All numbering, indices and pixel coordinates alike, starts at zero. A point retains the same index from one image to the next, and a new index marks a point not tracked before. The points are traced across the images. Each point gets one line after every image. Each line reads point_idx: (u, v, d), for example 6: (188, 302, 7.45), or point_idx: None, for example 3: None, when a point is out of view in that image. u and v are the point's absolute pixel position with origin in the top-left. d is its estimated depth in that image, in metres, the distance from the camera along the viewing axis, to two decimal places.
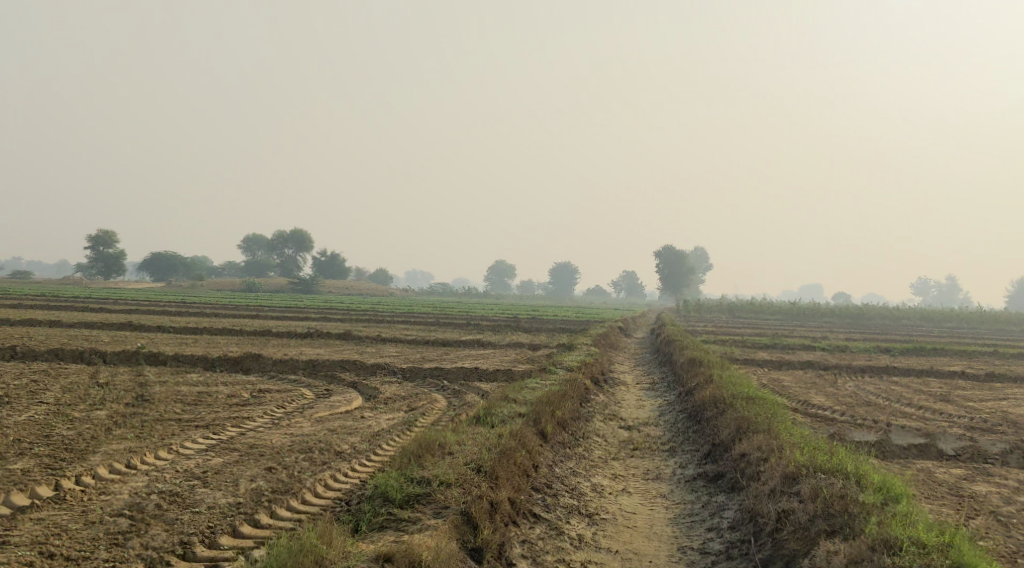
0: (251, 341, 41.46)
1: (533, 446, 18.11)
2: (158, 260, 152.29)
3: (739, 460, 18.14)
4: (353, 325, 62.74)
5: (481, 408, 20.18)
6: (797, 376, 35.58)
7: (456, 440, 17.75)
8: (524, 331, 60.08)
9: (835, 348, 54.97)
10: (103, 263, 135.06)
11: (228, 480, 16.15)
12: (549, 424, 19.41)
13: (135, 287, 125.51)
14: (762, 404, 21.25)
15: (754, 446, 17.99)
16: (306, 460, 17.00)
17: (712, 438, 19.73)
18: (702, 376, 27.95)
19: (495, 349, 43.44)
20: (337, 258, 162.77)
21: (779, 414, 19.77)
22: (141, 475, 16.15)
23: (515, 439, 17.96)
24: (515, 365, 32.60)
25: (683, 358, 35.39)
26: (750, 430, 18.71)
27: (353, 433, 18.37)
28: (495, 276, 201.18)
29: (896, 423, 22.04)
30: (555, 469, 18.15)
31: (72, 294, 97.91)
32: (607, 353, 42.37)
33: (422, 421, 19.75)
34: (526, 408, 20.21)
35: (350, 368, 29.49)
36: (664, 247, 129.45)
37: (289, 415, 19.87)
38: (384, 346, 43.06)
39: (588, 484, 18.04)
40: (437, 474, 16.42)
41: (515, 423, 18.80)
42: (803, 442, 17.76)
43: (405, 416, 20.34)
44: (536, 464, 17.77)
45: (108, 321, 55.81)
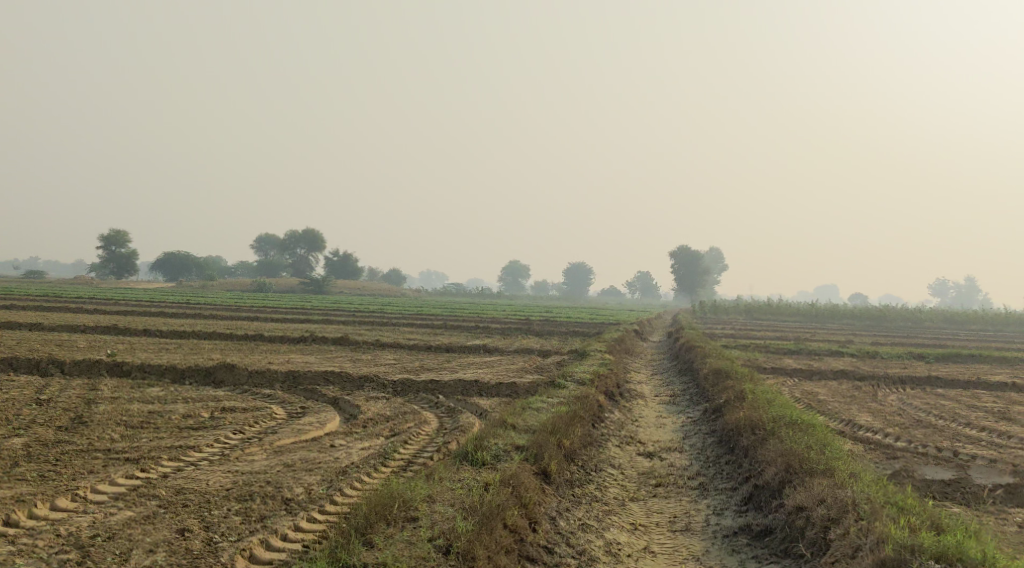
0: (240, 347, 38.26)
1: (530, 498, 14.97)
2: (172, 260, 150.04)
3: (796, 517, 14.99)
4: (357, 328, 59.55)
5: (472, 437, 17.00)
6: (834, 389, 32.22)
7: (427, 496, 14.60)
8: (536, 335, 56.90)
9: (866, 355, 51.47)
10: (114, 262, 132.43)
11: (121, 549, 13.06)
12: (552, 461, 16.25)
13: (141, 287, 122.67)
14: (811, 431, 18.08)
15: (818, 500, 14.84)
16: (237, 515, 13.92)
17: (753, 477, 16.58)
18: (731, 390, 24.71)
19: (502, 356, 40.18)
20: (349, 258, 159.97)
21: (834, 448, 16.62)
22: (8, 541, 13.10)
23: (506, 491, 14.77)
24: (519, 378, 29.37)
25: (707, 368, 32.07)
26: (805, 477, 15.55)
27: (312, 470, 15.26)
28: (509, 277, 198.30)
29: (965, 454, 19.09)
30: (559, 523, 15.01)
31: (74, 294, 95.03)
32: (622, 360, 39.11)
33: (402, 452, 16.60)
34: (526, 439, 17.03)
35: (335, 381, 26.26)
36: (680, 246, 125.96)
37: (246, 441, 16.80)
38: (382, 353, 39.89)
39: (601, 544, 14.83)
40: (386, 561, 13.10)
41: (510, 465, 15.66)
42: (890, 500, 14.55)
43: (384, 445, 17.17)
44: (534, 522, 14.69)
45: (97, 322, 52.65)
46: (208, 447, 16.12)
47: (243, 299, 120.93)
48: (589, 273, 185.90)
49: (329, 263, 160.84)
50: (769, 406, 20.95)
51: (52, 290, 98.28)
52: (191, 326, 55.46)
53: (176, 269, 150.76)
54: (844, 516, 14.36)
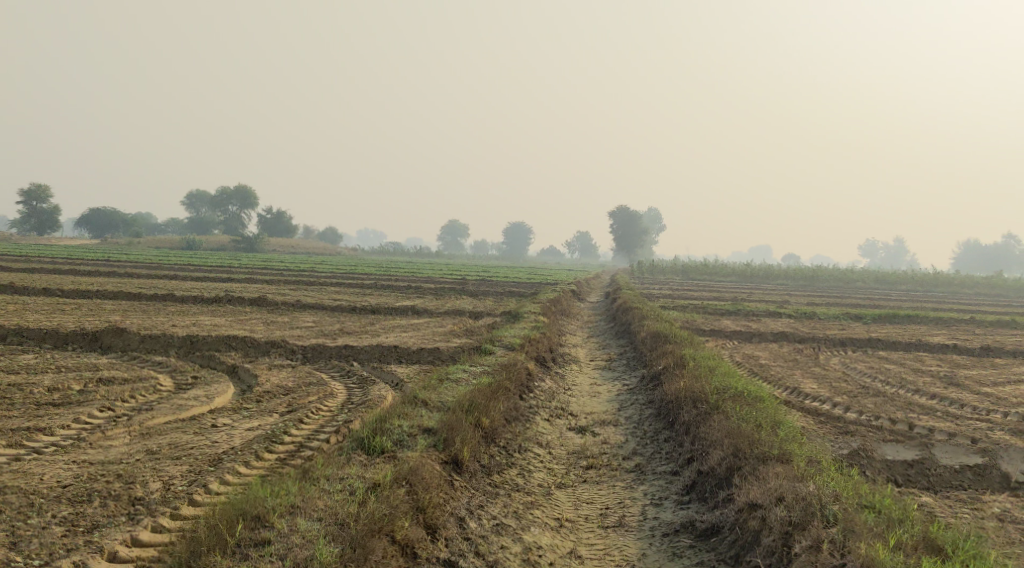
0: (148, 309, 35.59)
1: (432, 501, 14.18)
2: (97, 216, 144.57)
3: (748, 517, 14.10)
4: (283, 288, 56.78)
5: (375, 416, 15.80)
6: (776, 351, 30.68)
7: (290, 505, 13.72)
8: (470, 295, 54.75)
9: (806, 316, 50.16)
10: (36, 217, 127.00)
11: None
12: (465, 448, 15.38)
13: (61, 242, 117.69)
14: (759, 402, 16.87)
15: (775, 499, 13.97)
16: (76, 520, 13.61)
17: (698, 462, 15.65)
18: (670, 355, 23.00)
19: (431, 317, 38.08)
20: (283, 215, 155.90)
21: (789, 428, 15.72)
22: None
23: (397, 497, 13.89)
24: (444, 342, 27.34)
25: (644, 331, 30.27)
26: (756, 468, 14.70)
27: (178, 460, 14.79)
28: (447, 236, 195.47)
29: (926, 427, 17.76)
30: (469, 525, 14.30)
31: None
32: (556, 322, 37.26)
33: (290, 433, 15.69)
34: (435, 420, 15.86)
35: (238, 346, 24.00)
36: (618, 205, 124.37)
37: (121, 412, 16.19)
38: (301, 314, 37.53)
39: (518, 551, 14.05)
40: None
41: (413, 457, 14.76)
42: (864, 503, 13.76)
43: (276, 424, 16.00)
44: (434, 527, 13.99)
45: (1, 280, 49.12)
46: (76, 421, 15.68)
47: (169, 256, 116.88)
48: (528, 232, 183.89)
49: (260, 220, 156.47)
50: (711, 374, 19.14)
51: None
52: (106, 285, 52.17)
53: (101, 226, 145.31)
54: (810, 523, 13.49)
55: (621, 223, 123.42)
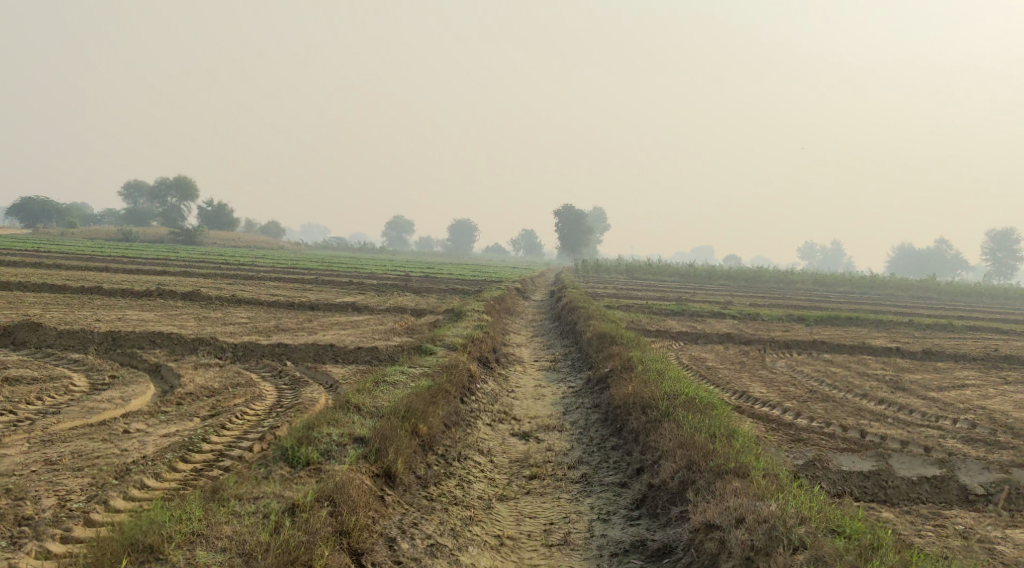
0: (73, 304, 34.04)
1: (360, 523, 13.49)
2: (30, 206, 140.69)
3: (704, 538, 13.57)
4: (221, 282, 55.23)
5: (301, 425, 15.05)
6: (722, 353, 30.03)
7: (191, 534, 12.98)
8: (412, 292, 53.61)
9: (751, 317, 49.78)
10: None
11: None
12: (399, 460, 14.71)
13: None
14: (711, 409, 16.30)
15: (735, 520, 13.49)
16: None
17: (649, 476, 15.09)
18: (617, 358, 22.18)
19: (371, 315, 36.98)
20: (224, 208, 153.09)
21: (744, 438, 15.23)
22: None
23: (318, 520, 13.20)
24: (381, 341, 26.27)
25: (589, 331, 29.44)
26: (711, 481, 14.25)
27: (79, 472, 13.98)
28: (392, 232, 193.56)
29: (876, 433, 16.86)
30: (401, 545, 13.58)
31: None
32: (499, 321, 36.34)
33: (207, 442, 14.90)
34: (368, 430, 15.11)
35: (163, 344, 22.76)
36: (564, 204, 123.88)
37: (27, 414, 15.30)
38: (235, 310, 36.18)
39: None
40: None
41: (341, 472, 14.03)
42: (832, 527, 13.28)
43: (194, 431, 15.17)
44: (361, 551, 13.28)
45: None
46: None
47: (105, 248, 114.05)
48: (473, 230, 182.73)
49: (200, 213, 153.47)
50: (662, 379, 18.28)
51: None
52: (33, 277, 50.20)
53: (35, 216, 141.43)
54: (775, 549, 13.01)
55: (566, 222, 122.83)
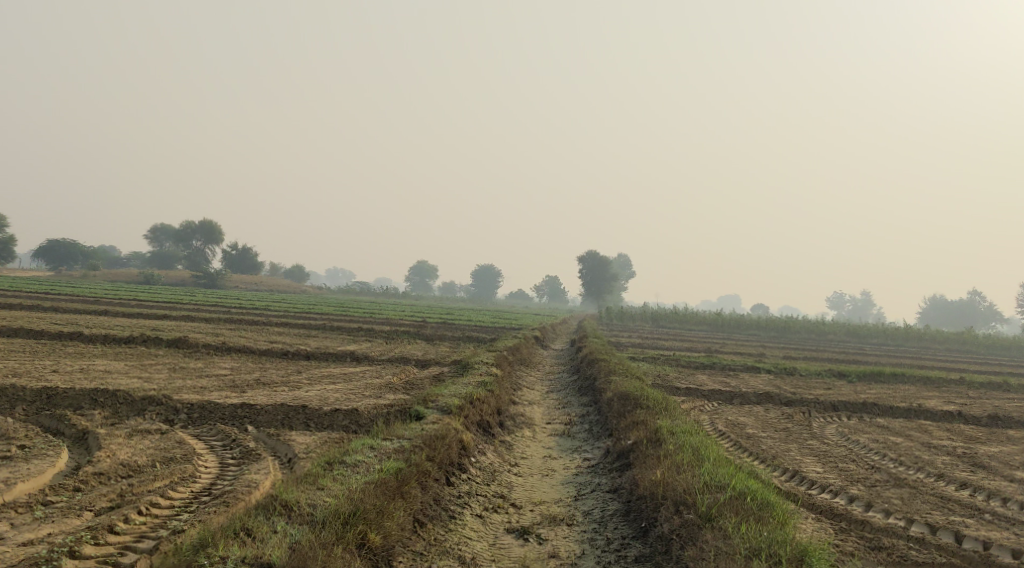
0: (42, 354, 30.90)
1: None
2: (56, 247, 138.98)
3: None
4: (223, 327, 52.11)
5: (198, 539, 12.33)
6: (761, 415, 26.20)
7: None
8: (425, 339, 50.18)
9: (788, 371, 45.71)
10: None
11: None
12: None
13: (11, 273, 112.46)
14: (773, 518, 13.34)
15: None
16: None
17: None
18: (644, 424, 18.50)
19: (370, 366, 33.57)
20: (247, 251, 150.99)
21: (821, 561, 12.54)
22: None
23: None
24: (367, 401, 22.79)
25: (610, 391, 25.78)
26: None
27: None
28: (415, 277, 190.73)
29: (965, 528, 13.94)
30: None
31: None
32: (511, 374, 32.77)
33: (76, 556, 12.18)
34: (274, 551, 12.33)
35: (105, 405, 19.43)
36: (589, 250, 120.37)
37: None
38: (220, 359, 32.85)
39: None
40: None
41: None
42: None
43: (70, 536, 12.44)
44: None
45: None
46: None
47: (122, 290, 111.68)
48: (496, 276, 179.45)
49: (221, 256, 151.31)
50: (703, 463, 14.72)
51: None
52: (24, 322, 47.20)
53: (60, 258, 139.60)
54: None
55: (589, 269, 119.21)
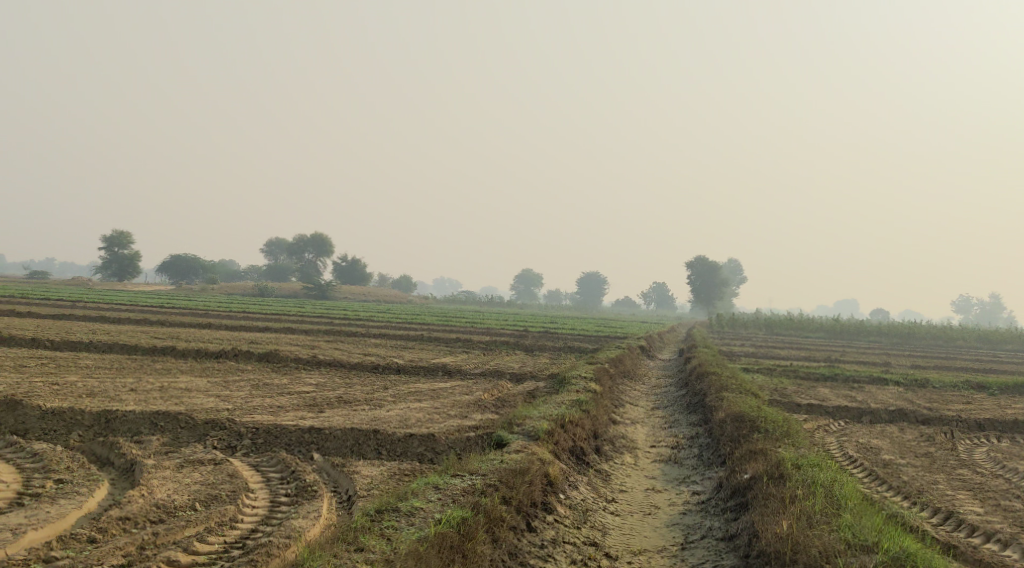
0: (127, 371, 29.97)
1: None
2: (180, 263, 142.18)
3: None
4: (322, 340, 51.07)
5: None
6: (896, 438, 23.26)
7: None
8: (525, 350, 48.22)
9: (918, 383, 42.09)
10: (119, 263, 123.31)
11: None
12: None
13: (131, 286, 115.09)
14: None
15: None
16: None
17: None
18: (759, 453, 16.20)
19: (463, 381, 31.65)
20: (356, 262, 151.86)
21: None
22: None
23: None
24: (450, 425, 20.87)
25: (722, 410, 23.29)
26: None
27: None
28: (522, 286, 189.41)
29: None
30: None
31: (49, 297, 87.01)
32: (612, 389, 30.49)
33: None
34: None
35: (165, 430, 17.81)
36: (698, 256, 116.84)
37: None
38: (306, 375, 31.45)
39: None
40: None
41: None
42: None
43: None
44: None
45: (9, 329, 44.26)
46: None
47: (234, 303, 112.99)
48: (603, 283, 176.53)
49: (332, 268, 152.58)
50: (843, 514, 12.98)
51: (23, 291, 90.65)
52: (127, 337, 46.97)
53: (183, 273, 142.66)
54: None
55: (699, 275, 115.61)
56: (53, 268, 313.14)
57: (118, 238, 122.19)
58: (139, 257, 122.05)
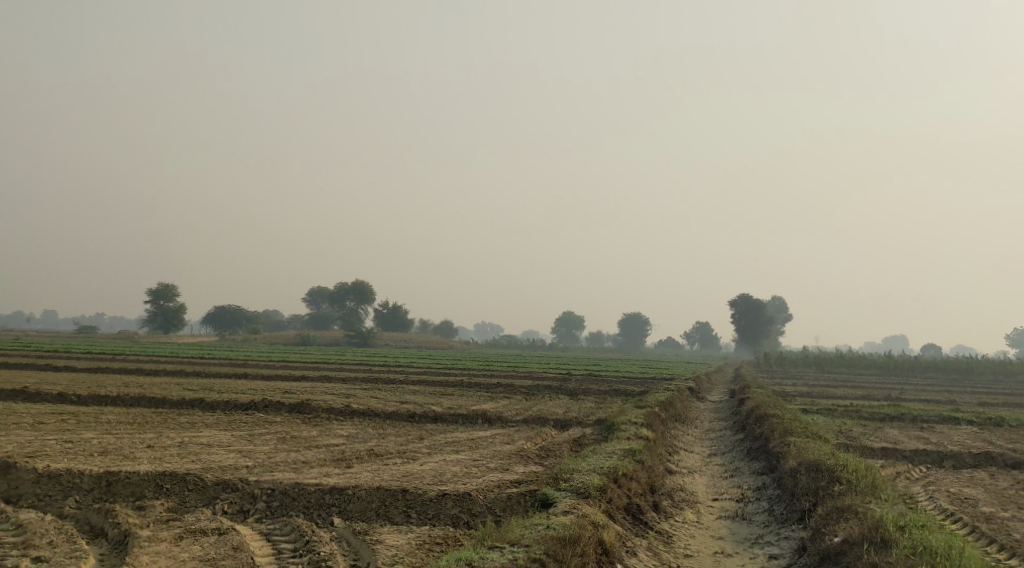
0: (150, 426, 28.16)
1: None
2: (224, 314, 141.63)
3: None
4: (359, 388, 49.14)
5: None
6: (990, 487, 20.87)
7: None
8: (569, 394, 45.97)
9: (992, 422, 39.21)
10: (165, 317, 122.70)
11: None
12: None
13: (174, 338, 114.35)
14: None
15: None
16: None
17: None
18: (850, 523, 14.20)
19: (504, 429, 29.50)
20: (398, 309, 150.55)
21: None
22: None
23: None
24: (488, 481, 18.81)
25: (792, 457, 21.05)
26: None
27: None
28: (563, 329, 186.97)
29: None
30: None
31: (88, 350, 86.01)
32: (666, 435, 28.23)
33: None
34: None
35: (170, 494, 15.84)
36: (742, 293, 113.94)
37: None
38: (338, 426, 29.50)
39: None
40: None
41: None
42: None
43: None
44: None
45: (37, 384, 42.71)
46: None
47: (275, 353, 111.72)
48: (646, 324, 173.65)
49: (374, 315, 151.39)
50: None
51: (64, 345, 89.89)
52: (159, 389, 45.35)
53: (226, 323, 142.00)
54: None
55: (745, 313, 112.69)
56: (99, 321, 315.59)
57: (164, 292, 121.96)
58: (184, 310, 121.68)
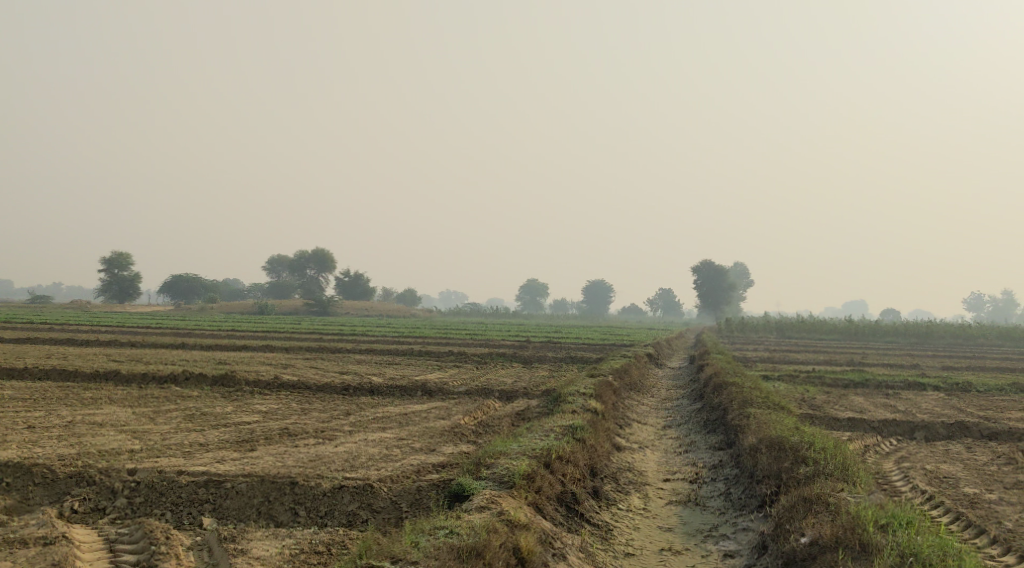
0: (48, 403, 25.26)
1: None
2: (180, 284, 137.58)
3: None
4: (301, 359, 46.33)
5: None
6: (968, 462, 18.73)
7: None
8: (522, 362, 43.52)
9: (962, 387, 37.29)
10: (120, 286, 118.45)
11: None
12: None
13: (128, 308, 110.71)
14: None
15: None
16: None
17: None
18: (823, 525, 11.99)
19: (443, 402, 26.99)
20: (360, 277, 147.46)
21: None
22: None
23: None
24: (404, 465, 16.30)
25: (753, 432, 18.75)
26: None
27: None
28: (526, 296, 184.82)
29: None
30: None
31: (28, 320, 82.34)
32: (616, 407, 25.86)
33: None
34: None
35: (10, 490, 13.18)
36: (704, 259, 112.19)
37: None
38: (261, 401, 26.76)
39: None
40: None
41: None
42: None
43: None
44: None
45: None
46: None
47: (228, 322, 108.27)
48: (609, 291, 171.74)
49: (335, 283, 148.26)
50: None
51: (4, 315, 86.05)
52: (86, 362, 42.29)
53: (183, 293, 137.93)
54: None
55: (706, 279, 110.99)
56: (57, 291, 309.25)
57: (119, 261, 118.01)
58: (140, 278, 117.86)
